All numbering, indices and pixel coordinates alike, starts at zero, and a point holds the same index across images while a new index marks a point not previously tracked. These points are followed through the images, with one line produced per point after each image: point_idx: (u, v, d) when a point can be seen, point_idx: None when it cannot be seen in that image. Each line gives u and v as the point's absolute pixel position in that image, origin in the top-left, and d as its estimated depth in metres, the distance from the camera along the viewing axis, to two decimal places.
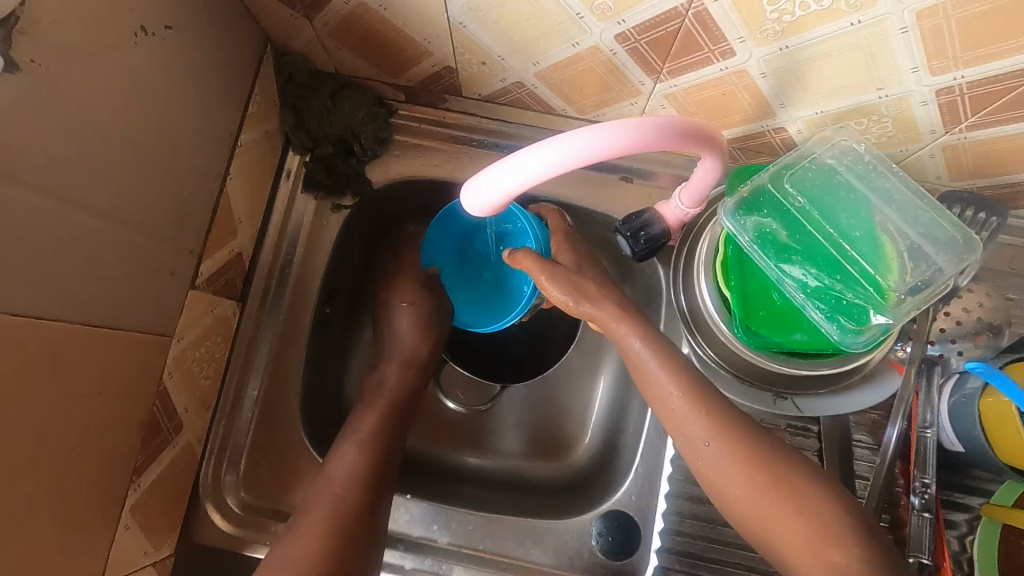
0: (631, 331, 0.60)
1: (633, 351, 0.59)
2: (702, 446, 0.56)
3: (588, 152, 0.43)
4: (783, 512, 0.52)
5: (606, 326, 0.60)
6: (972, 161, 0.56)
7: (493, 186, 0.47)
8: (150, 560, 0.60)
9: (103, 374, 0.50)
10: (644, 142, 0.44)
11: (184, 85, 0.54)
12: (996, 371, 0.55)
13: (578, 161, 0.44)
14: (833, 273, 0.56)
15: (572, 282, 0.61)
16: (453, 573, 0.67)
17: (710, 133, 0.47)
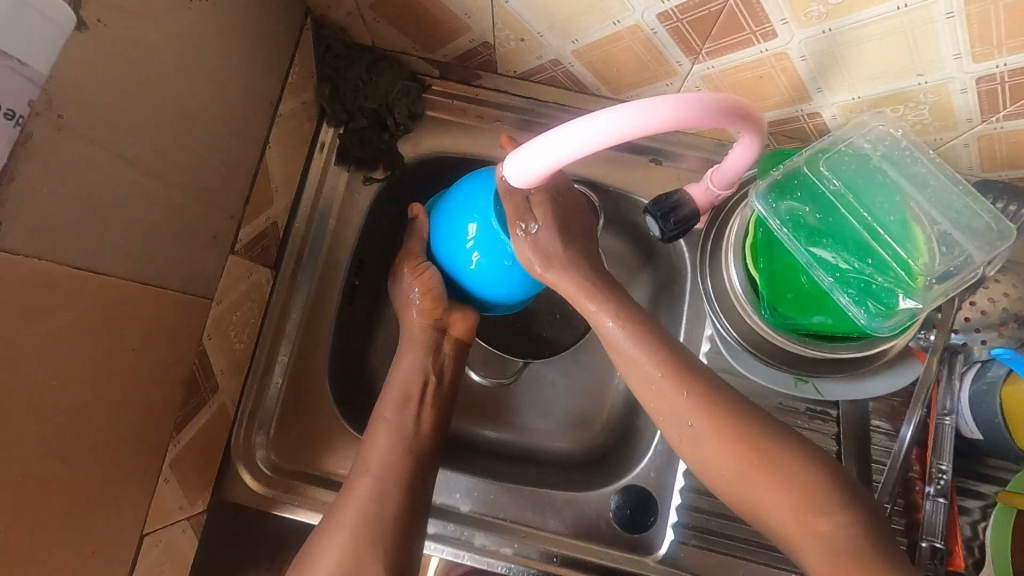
0: (604, 313, 0.60)
1: (606, 331, 0.60)
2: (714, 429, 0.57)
3: (598, 140, 0.44)
4: (815, 486, 0.52)
5: (574, 298, 0.61)
6: (1005, 152, 0.57)
7: (517, 168, 0.49)
8: (185, 515, 0.62)
9: (149, 330, 0.51)
10: (656, 125, 0.43)
11: (231, 52, 0.56)
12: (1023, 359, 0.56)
13: (591, 147, 0.44)
14: (864, 257, 0.56)
15: (543, 246, 0.60)
16: (474, 540, 0.68)
17: (735, 103, 0.45)
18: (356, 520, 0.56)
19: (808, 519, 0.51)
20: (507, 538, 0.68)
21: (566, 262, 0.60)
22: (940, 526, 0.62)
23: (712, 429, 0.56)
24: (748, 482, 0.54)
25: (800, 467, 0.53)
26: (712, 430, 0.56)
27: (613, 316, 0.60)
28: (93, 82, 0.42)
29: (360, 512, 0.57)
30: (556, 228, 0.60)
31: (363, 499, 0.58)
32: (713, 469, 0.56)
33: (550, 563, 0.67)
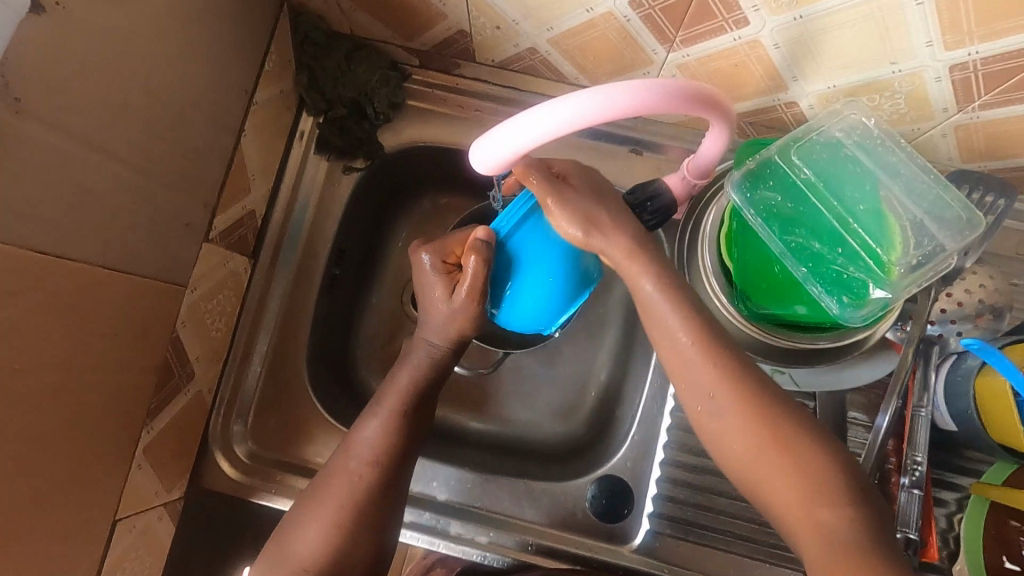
0: (643, 271, 0.55)
1: (644, 293, 0.56)
2: None
3: (557, 125, 0.43)
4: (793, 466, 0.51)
5: (619, 262, 0.55)
6: (982, 140, 0.57)
7: (478, 155, 0.48)
8: (160, 501, 0.62)
9: (121, 316, 0.51)
10: (616, 113, 0.42)
11: (203, 38, 0.56)
12: (993, 349, 0.55)
13: (550, 133, 0.43)
14: (835, 247, 0.55)
15: (584, 211, 0.54)
16: (450, 528, 0.68)
17: (697, 91, 0.44)
18: (342, 509, 0.56)
19: (814, 508, 0.50)
20: (484, 526, 0.68)
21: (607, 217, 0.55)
22: (915, 518, 0.62)
23: (695, 414, 0.56)
24: None
25: (796, 448, 0.52)
26: None
27: (654, 276, 0.55)
28: (56, 65, 0.43)
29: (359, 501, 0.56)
30: (593, 194, 0.55)
31: (350, 485, 0.57)
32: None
33: (526, 552, 0.68)
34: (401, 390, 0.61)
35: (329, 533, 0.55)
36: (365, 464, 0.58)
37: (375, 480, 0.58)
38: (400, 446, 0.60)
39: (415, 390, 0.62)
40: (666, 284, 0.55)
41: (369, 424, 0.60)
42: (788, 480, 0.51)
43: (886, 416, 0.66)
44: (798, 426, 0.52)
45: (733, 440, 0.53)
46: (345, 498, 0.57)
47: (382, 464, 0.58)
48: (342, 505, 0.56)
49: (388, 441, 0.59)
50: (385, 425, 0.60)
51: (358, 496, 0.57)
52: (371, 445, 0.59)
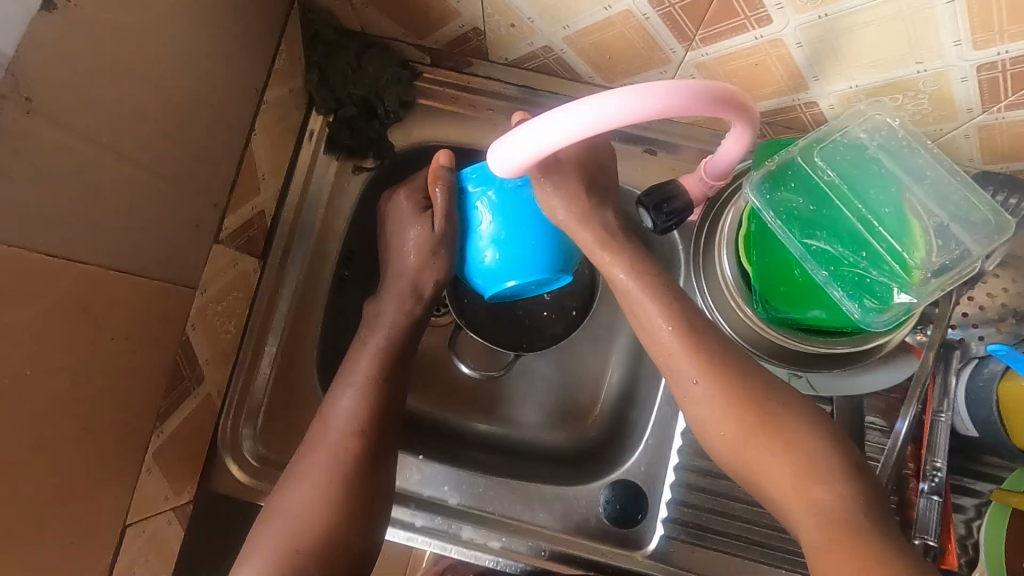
0: (614, 262, 0.58)
1: (619, 283, 0.58)
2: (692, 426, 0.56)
3: (584, 127, 0.42)
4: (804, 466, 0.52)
5: (590, 253, 0.59)
6: (1006, 142, 0.56)
7: (499, 154, 0.46)
8: (170, 506, 0.62)
9: (130, 319, 0.51)
10: (644, 115, 0.41)
11: (213, 36, 0.55)
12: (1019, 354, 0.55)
13: (576, 134, 0.42)
14: (858, 250, 0.54)
15: (569, 196, 0.57)
16: (462, 533, 0.67)
17: (725, 93, 0.43)
18: (326, 483, 0.58)
19: (807, 485, 0.50)
20: (495, 531, 0.67)
21: (585, 211, 0.58)
22: (933, 524, 0.61)
23: (717, 416, 0.55)
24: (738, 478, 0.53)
25: (805, 450, 0.52)
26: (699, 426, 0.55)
27: (624, 267, 0.58)
28: (66, 63, 0.42)
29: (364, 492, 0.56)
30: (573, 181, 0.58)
31: (336, 459, 0.59)
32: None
33: (539, 558, 0.67)
34: (382, 366, 0.63)
35: (321, 508, 0.57)
36: (342, 434, 0.60)
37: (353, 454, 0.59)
38: (375, 419, 0.61)
39: (383, 361, 0.63)
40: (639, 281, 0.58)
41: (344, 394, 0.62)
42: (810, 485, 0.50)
43: (899, 419, 0.66)
44: (793, 423, 0.53)
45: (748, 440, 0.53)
46: (328, 472, 0.58)
47: (363, 434, 0.60)
48: (329, 480, 0.58)
49: (366, 410, 0.61)
50: (361, 396, 0.61)
51: (342, 468, 0.58)
52: (349, 414, 0.61)
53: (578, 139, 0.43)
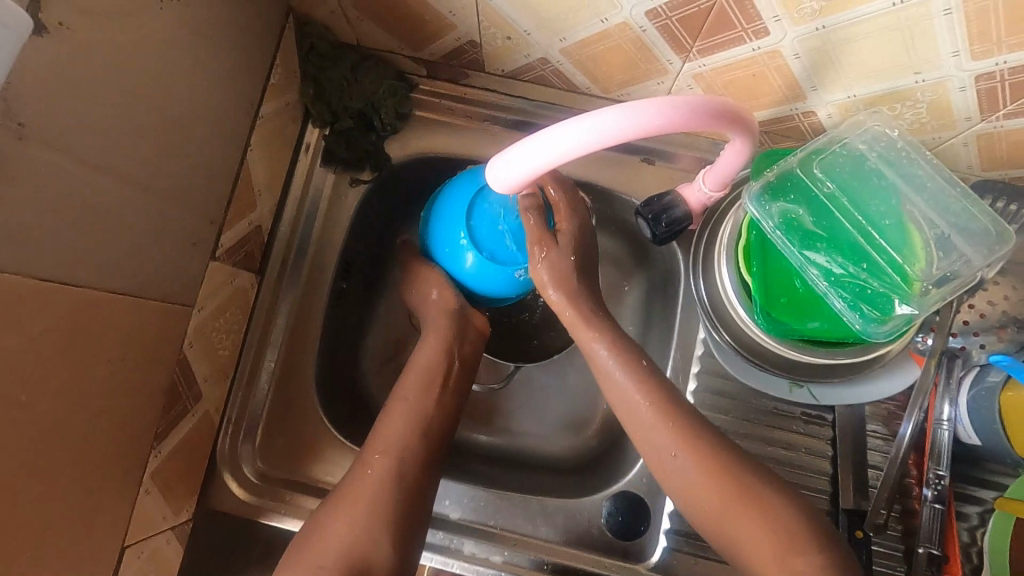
0: (597, 338, 0.61)
1: (597, 356, 0.61)
2: (672, 451, 0.57)
3: (581, 144, 0.41)
4: (797, 536, 0.52)
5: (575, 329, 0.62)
6: (1004, 150, 0.57)
7: (499, 173, 0.46)
8: (169, 525, 0.61)
9: (127, 341, 0.50)
10: (640, 130, 0.41)
11: (207, 53, 0.54)
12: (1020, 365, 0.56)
13: (573, 151, 0.42)
14: (860, 261, 0.54)
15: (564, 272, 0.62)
16: (464, 548, 0.67)
17: (722, 106, 0.43)
18: (367, 501, 0.55)
19: (787, 558, 0.51)
20: (498, 546, 0.67)
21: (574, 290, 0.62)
22: (937, 533, 0.62)
23: None
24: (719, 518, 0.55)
25: None
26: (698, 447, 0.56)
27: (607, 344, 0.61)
28: (58, 86, 0.41)
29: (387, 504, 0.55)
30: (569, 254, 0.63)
31: (370, 481, 0.56)
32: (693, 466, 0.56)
33: (541, 571, 0.66)
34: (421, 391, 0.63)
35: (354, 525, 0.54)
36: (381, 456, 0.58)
37: (390, 470, 0.57)
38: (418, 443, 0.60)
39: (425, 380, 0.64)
40: (618, 350, 0.61)
41: (394, 414, 0.62)
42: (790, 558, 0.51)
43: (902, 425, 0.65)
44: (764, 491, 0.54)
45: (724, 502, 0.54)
46: (365, 492, 0.56)
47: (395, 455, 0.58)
48: (369, 501, 0.55)
49: (403, 432, 0.60)
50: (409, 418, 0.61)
51: (380, 490, 0.56)
52: (395, 436, 0.60)
53: (576, 156, 0.43)
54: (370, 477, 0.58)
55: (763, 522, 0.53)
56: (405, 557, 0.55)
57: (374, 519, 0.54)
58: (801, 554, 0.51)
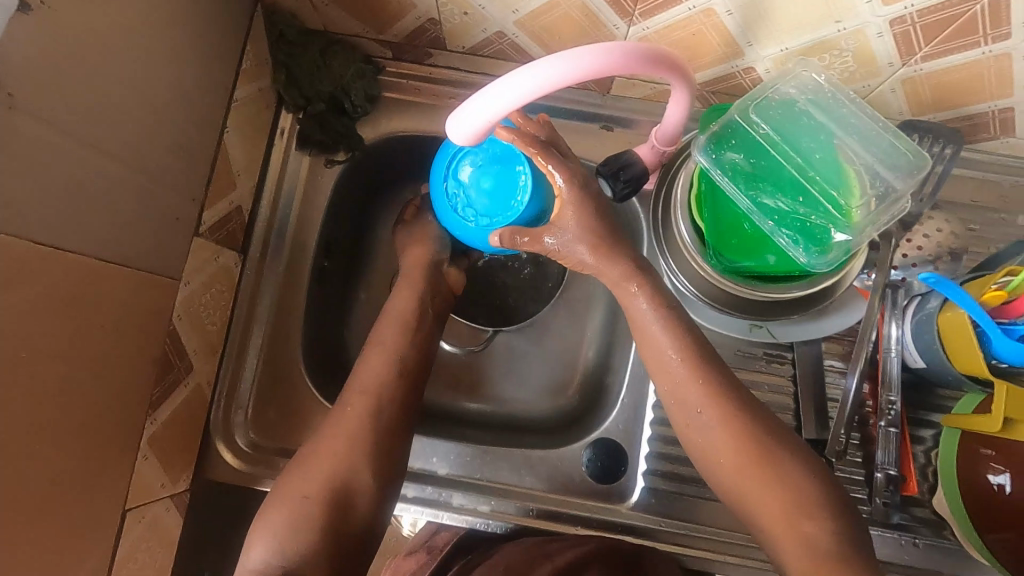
0: (639, 293, 0.62)
1: (637, 312, 0.62)
2: (694, 412, 0.60)
3: (533, 89, 0.45)
4: (769, 460, 0.58)
5: (616, 285, 0.63)
6: (931, 93, 0.63)
7: (458, 125, 0.49)
8: (167, 493, 0.64)
9: (120, 308, 0.53)
10: (585, 72, 0.45)
11: (182, 39, 0.58)
12: (948, 280, 0.59)
13: (526, 96, 0.46)
14: (798, 198, 0.58)
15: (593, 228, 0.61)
16: (453, 500, 0.70)
17: (659, 53, 0.47)
18: (348, 433, 0.61)
19: (797, 522, 0.55)
20: (484, 496, 0.70)
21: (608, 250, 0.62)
22: (891, 455, 0.67)
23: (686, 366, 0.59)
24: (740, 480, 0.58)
25: None
26: (717, 399, 0.60)
27: (648, 299, 0.62)
28: (44, 64, 0.45)
29: (363, 430, 0.61)
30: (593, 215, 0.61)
31: (351, 419, 0.62)
32: (675, 397, 0.61)
33: (527, 516, 0.70)
34: (396, 335, 0.68)
35: (338, 459, 0.60)
36: (355, 396, 0.64)
37: (372, 411, 0.63)
38: (394, 382, 0.65)
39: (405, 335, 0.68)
40: (662, 307, 0.62)
41: (373, 356, 0.67)
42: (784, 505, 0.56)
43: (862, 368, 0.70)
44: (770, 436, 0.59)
45: (731, 453, 0.58)
46: (348, 425, 0.62)
47: (377, 401, 0.63)
48: (352, 436, 0.61)
49: (383, 376, 0.65)
50: (382, 362, 0.66)
51: (361, 424, 0.62)
52: (373, 378, 0.65)
53: (529, 101, 0.47)
54: (365, 431, 0.61)
55: (767, 476, 0.57)
56: (383, 487, 0.61)
57: (357, 452, 0.60)
58: (806, 514, 0.55)
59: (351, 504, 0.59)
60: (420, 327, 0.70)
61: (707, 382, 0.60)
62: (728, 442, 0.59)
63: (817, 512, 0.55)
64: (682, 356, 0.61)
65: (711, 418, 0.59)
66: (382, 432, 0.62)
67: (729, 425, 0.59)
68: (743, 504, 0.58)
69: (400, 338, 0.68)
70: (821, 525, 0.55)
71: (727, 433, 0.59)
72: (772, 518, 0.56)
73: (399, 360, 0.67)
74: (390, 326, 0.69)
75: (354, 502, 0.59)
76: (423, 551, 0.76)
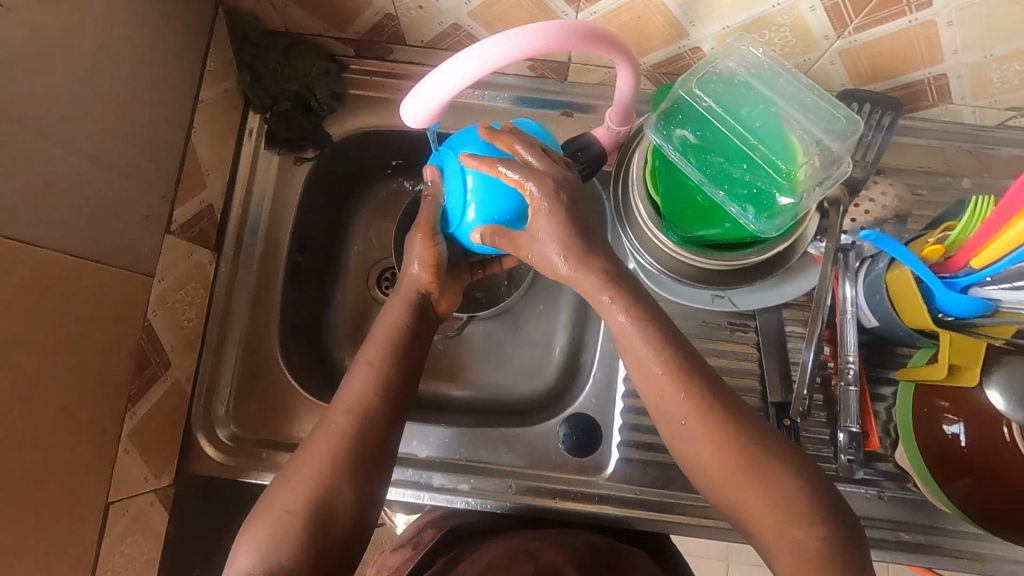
0: (616, 303, 0.56)
1: (616, 325, 0.56)
2: (680, 424, 0.55)
3: (476, 68, 0.47)
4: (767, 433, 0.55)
5: (591, 296, 0.57)
6: (867, 63, 0.65)
7: (413, 108, 0.51)
8: (151, 487, 0.65)
9: (93, 301, 0.55)
10: (524, 49, 0.47)
11: (142, 40, 0.59)
12: (886, 237, 0.62)
13: (471, 76, 0.48)
14: (743, 165, 0.61)
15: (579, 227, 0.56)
16: (433, 481, 0.72)
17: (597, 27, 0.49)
18: (333, 448, 0.56)
19: (787, 528, 0.51)
20: (464, 475, 0.72)
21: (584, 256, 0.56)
22: (853, 412, 0.69)
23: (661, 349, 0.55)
24: (722, 482, 0.54)
25: None
26: (701, 408, 0.54)
27: (624, 310, 0.56)
28: None
29: (345, 444, 0.57)
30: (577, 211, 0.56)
31: (335, 432, 0.57)
32: (650, 380, 0.56)
33: (507, 492, 0.72)
34: (382, 346, 0.64)
35: (319, 474, 0.55)
36: (342, 413, 0.59)
37: (356, 425, 0.58)
38: (382, 398, 0.60)
39: (394, 347, 0.63)
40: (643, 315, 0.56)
41: (359, 373, 0.61)
42: (764, 505, 0.51)
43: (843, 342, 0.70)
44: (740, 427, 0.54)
45: (710, 457, 0.54)
46: (332, 438, 0.57)
47: (362, 413, 0.59)
48: (333, 449, 0.56)
49: (371, 390, 0.60)
50: (368, 376, 0.61)
51: (346, 438, 0.57)
52: (357, 393, 0.60)
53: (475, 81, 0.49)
54: (350, 445, 0.57)
55: (759, 488, 0.52)
56: (366, 505, 0.56)
57: (340, 465, 0.56)
58: (791, 518, 0.51)
59: (332, 521, 0.53)
60: (403, 333, 0.65)
61: (691, 397, 0.54)
62: (707, 444, 0.54)
63: (806, 517, 0.50)
64: (663, 368, 0.55)
65: (695, 429, 0.54)
66: (368, 445, 0.58)
67: (717, 437, 0.53)
68: (731, 509, 0.54)
69: (390, 351, 0.63)
70: (811, 529, 0.50)
71: (710, 443, 0.54)
72: (764, 528, 0.51)
73: (386, 373, 0.62)
74: (376, 337, 0.64)
75: (337, 519, 0.54)
76: (409, 545, 0.70)
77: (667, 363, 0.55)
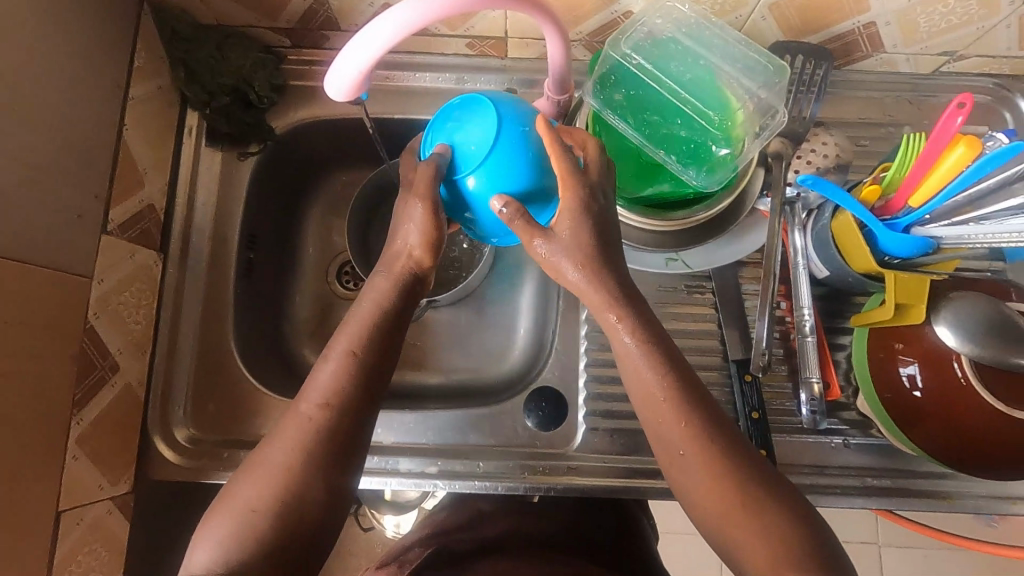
0: (622, 323, 0.54)
1: (622, 345, 0.54)
2: (679, 454, 0.52)
3: (389, 37, 0.47)
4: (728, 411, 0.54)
5: (596, 310, 0.54)
6: (797, 16, 0.66)
7: (333, 82, 0.51)
8: (107, 495, 0.64)
9: (23, 304, 0.54)
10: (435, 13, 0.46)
11: (54, 37, 0.58)
12: (822, 179, 0.62)
13: (385, 44, 0.47)
14: (679, 121, 0.61)
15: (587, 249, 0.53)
16: (399, 466, 0.71)
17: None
18: (304, 442, 0.51)
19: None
20: (431, 458, 0.72)
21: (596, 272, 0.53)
22: (812, 362, 0.69)
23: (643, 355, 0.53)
24: (716, 511, 0.51)
25: None
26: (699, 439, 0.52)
27: (632, 331, 0.53)
28: None
29: (319, 438, 0.51)
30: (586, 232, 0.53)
31: (308, 426, 0.52)
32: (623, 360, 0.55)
33: (475, 472, 0.71)
34: (361, 324, 0.55)
35: (288, 472, 0.50)
36: (315, 404, 0.52)
37: (331, 416, 0.52)
38: (359, 390, 0.53)
39: (375, 327, 0.55)
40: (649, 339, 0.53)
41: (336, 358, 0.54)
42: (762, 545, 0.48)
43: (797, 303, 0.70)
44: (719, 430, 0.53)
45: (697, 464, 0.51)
46: (303, 430, 0.52)
47: (338, 404, 0.52)
48: (302, 441, 0.51)
49: (348, 377, 0.53)
50: (342, 363, 0.54)
51: (318, 430, 0.51)
52: (331, 380, 0.53)
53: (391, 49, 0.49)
54: (323, 440, 0.51)
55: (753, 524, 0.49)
56: (339, 501, 0.51)
57: (310, 460, 0.50)
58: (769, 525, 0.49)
59: (303, 519, 0.49)
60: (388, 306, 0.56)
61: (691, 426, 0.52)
62: (706, 477, 0.51)
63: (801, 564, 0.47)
64: (666, 395, 0.53)
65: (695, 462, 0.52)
66: (343, 437, 0.52)
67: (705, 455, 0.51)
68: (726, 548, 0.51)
69: (371, 334, 0.55)
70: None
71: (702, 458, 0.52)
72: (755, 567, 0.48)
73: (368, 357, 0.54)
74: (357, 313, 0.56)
75: (308, 516, 0.49)
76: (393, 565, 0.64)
77: (648, 356, 0.53)
